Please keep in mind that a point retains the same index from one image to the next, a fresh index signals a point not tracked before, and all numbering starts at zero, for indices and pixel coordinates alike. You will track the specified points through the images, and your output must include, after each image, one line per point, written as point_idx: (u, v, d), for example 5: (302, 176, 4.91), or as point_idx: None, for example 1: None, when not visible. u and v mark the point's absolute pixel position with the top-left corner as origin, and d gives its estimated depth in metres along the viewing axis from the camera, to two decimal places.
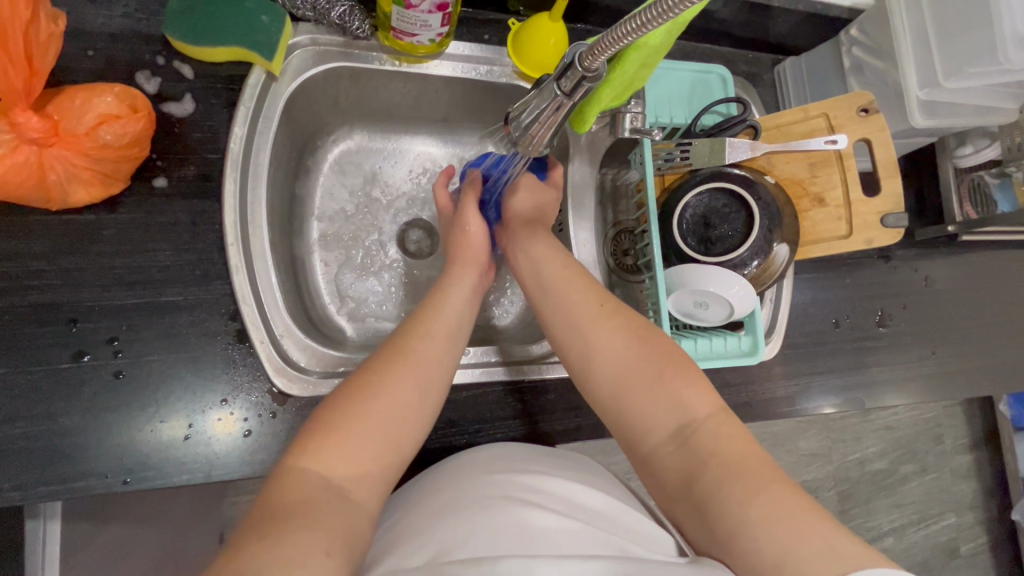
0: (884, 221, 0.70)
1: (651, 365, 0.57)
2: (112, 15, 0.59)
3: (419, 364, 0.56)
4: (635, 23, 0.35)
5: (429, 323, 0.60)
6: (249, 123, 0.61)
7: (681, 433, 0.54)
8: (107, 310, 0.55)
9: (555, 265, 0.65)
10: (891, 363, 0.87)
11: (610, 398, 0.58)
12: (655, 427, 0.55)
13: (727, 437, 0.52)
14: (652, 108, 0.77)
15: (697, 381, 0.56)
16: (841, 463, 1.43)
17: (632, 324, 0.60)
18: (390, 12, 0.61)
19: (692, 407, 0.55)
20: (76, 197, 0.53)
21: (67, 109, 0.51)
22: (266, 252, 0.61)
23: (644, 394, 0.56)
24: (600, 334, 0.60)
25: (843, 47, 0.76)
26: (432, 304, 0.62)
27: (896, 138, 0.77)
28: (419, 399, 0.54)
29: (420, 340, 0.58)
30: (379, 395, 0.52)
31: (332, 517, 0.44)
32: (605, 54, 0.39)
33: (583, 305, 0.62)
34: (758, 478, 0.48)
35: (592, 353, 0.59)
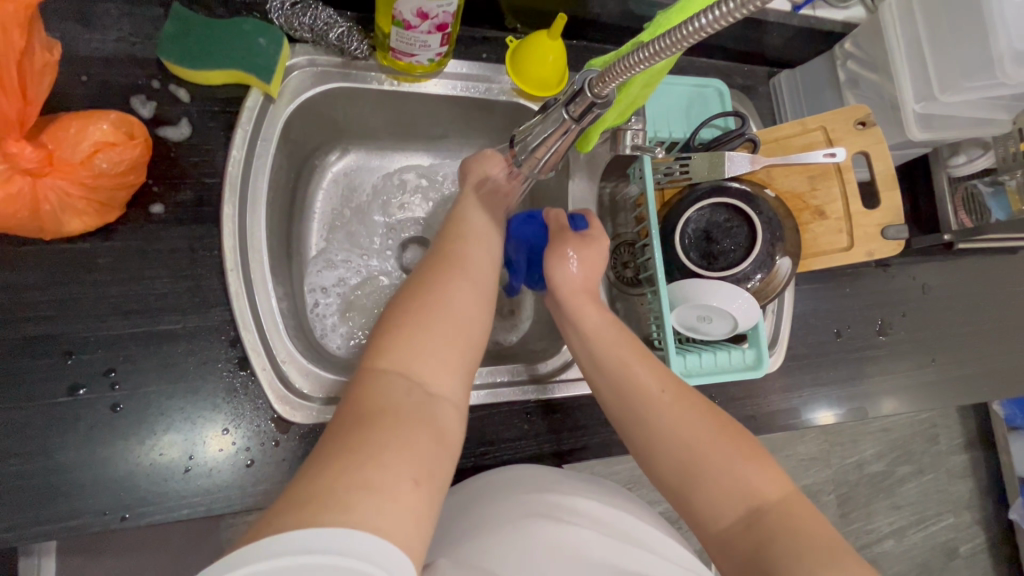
0: (884, 233, 0.70)
1: (717, 444, 0.53)
2: (106, 39, 0.58)
3: (466, 267, 0.56)
4: (647, 52, 0.35)
5: (465, 235, 0.59)
6: (247, 146, 0.61)
7: (753, 513, 0.50)
8: (103, 341, 0.54)
9: (607, 333, 0.60)
10: (892, 370, 0.87)
11: (677, 476, 0.54)
12: (724, 509, 0.51)
13: (802, 519, 0.50)
14: (652, 123, 0.77)
15: (766, 463, 0.53)
16: (840, 466, 1.43)
17: (694, 398, 0.57)
18: (389, 33, 0.61)
19: (762, 489, 0.51)
20: (70, 226, 0.52)
21: (61, 138, 0.49)
22: (267, 276, 0.60)
23: (712, 475, 0.52)
24: (664, 409, 0.56)
25: (838, 61, 0.76)
26: (458, 214, 0.62)
27: (893, 150, 0.78)
28: (473, 293, 0.54)
29: (464, 249, 0.58)
30: (441, 293, 0.52)
31: (419, 417, 0.43)
32: (616, 81, 0.39)
33: (643, 376, 0.57)
34: (831, 552, 0.46)
35: (655, 433, 0.55)
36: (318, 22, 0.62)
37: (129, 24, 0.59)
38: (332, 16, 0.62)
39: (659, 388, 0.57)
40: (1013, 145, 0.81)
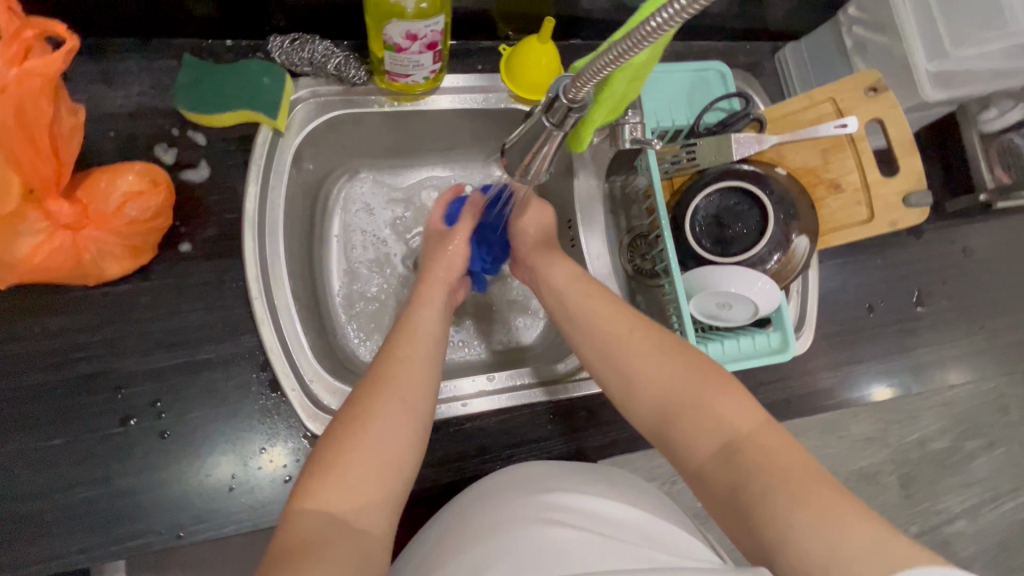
0: (906, 201, 0.67)
1: (686, 380, 0.53)
2: (128, 95, 0.63)
3: (404, 380, 0.53)
4: (622, 48, 0.33)
5: (408, 342, 0.57)
6: (262, 180, 0.64)
7: (726, 447, 0.48)
8: (148, 374, 0.58)
9: (577, 287, 0.63)
10: (935, 342, 0.83)
11: (653, 416, 0.54)
12: (696, 445, 0.50)
13: (775, 448, 0.47)
14: (652, 114, 0.77)
15: (738, 394, 0.51)
16: (899, 445, 1.34)
17: (662, 339, 0.57)
18: (382, 57, 0.63)
19: (733, 421, 0.49)
20: (110, 271, 0.56)
21: (94, 192, 0.54)
22: (289, 301, 0.63)
23: (681, 410, 0.52)
24: (634, 352, 0.56)
25: (842, 28, 0.74)
26: (407, 323, 0.59)
27: (912, 113, 0.74)
28: (409, 411, 0.51)
29: (404, 361, 0.55)
30: (371, 420, 0.49)
31: (345, 554, 0.42)
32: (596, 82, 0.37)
33: (610, 323, 0.59)
34: (803, 482, 0.44)
35: (624, 371, 0.56)
36: (317, 55, 0.65)
37: (148, 79, 0.63)
38: (330, 49, 0.66)
39: (627, 332, 0.58)
40: None
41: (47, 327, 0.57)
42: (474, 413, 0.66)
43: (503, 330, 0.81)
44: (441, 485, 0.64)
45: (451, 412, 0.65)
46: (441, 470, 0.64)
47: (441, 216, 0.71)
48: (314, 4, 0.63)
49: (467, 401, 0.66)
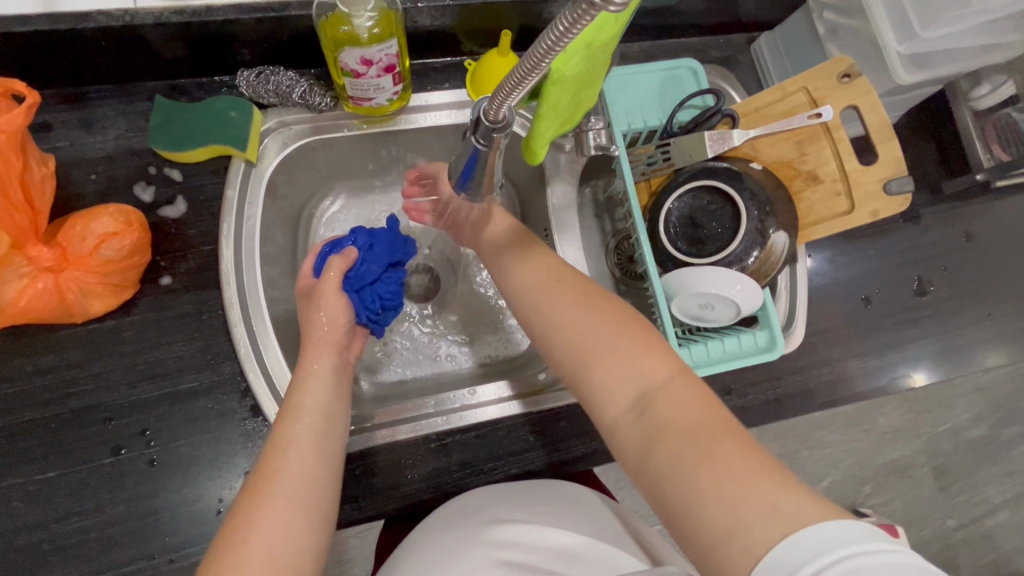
0: (886, 189, 0.65)
1: (604, 330, 0.50)
2: (107, 139, 0.66)
3: (287, 476, 0.47)
4: (531, 63, 0.31)
5: (290, 424, 0.51)
6: (236, 212, 0.66)
7: (641, 398, 0.46)
8: (135, 405, 0.61)
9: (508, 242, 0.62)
10: (939, 332, 0.80)
11: (572, 366, 0.51)
12: (612, 397, 0.47)
13: (687, 398, 0.44)
14: (624, 116, 0.74)
15: (654, 344, 0.49)
16: (932, 436, 1.21)
17: (583, 291, 0.54)
18: (344, 84, 0.65)
19: (647, 373, 0.47)
20: (94, 309, 0.59)
21: (71, 235, 0.57)
22: (268, 327, 0.65)
23: (598, 360, 0.49)
24: (555, 304, 0.54)
25: (814, 15, 0.71)
26: (292, 403, 0.53)
27: (893, 96, 0.72)
28: (298, 514, 0.45)
29: (286, 451, 0.48)
30: (255, 525, 0.43)
31: None
32: (515, 98, 0.35)
33: (537, 275, 0.57)
34: (714, 436, 0.41)
35: (548, 329, 0.54)
36: (281, 85, 0.67)
37: (125, 122, 0.66)
38: (294, 78, 0.67)
39: (550, 283, 0.56)
40: None
41: (40, 365, 0.60)
42: (457, 427, 0.66)
43: (490, 341, 0.80)
44: (423, 500, 0.65)
45: (433, 427, 0.66)
46: (426, 485, 0.65)
47: (313, 266, 0.63)
48: (277, 37, 0.64)
49: (450, 415, 0.67)
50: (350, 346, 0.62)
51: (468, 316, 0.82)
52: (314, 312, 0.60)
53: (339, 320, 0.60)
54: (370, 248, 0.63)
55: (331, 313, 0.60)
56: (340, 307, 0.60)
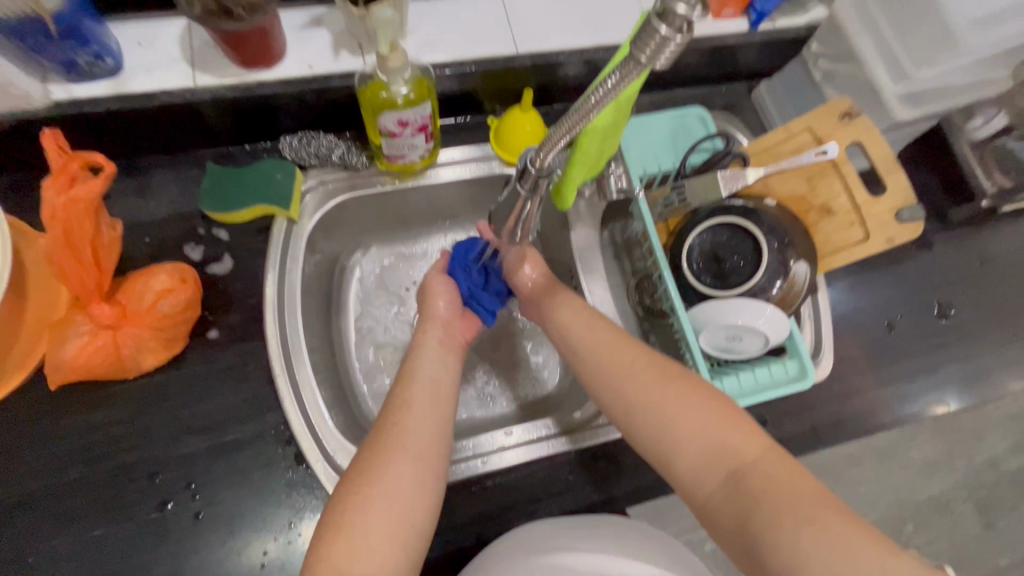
0: (898, 217, 0.68)
1: (687, 408, 0.52)
2: (160, 204, 0.70)
3: (410, 435, 0.52)
4: (579, 116, 0.35)
5: (407, 389, 0.55)
6: (279, 265, 0.70)
7: (732, 476, 0.48)
8: (182, 458, 0.62)
9: (576, 319, 0.62)
10: (966, 355, 0.81)
11: (653, 444, 0.53)
12: (701, 475, 0.50)
13: (782, 476, 0.47)
14: (639, 162, 0.79)
15: (737, 419, 0.51)
16: None
17: (663, 368, 0.56)
18: (380, 144, 0.70)
19: (735, 447, 0.49)
20: (146, 363, 0.62)
21: (131, 293, 0.60)
22: (310, 377, 0.67)
23: (684, 436, 0.51)
24: (634, 385, 0.55)
25: (808, 63, 0.77)
26: (405, 374, 0.57)
27: (893, 133, 0.76)
28: (415, 474, 0.49)
29: (405, 413, 0.53)
30: (371, 486, 0.48)
31: None
32: (559, 147, 0.39)
33: (614, 354, 0.58)
34: (810, 509, 0.44)
35: (629, 403, 0.55)
36: (322, 149, 0.72)
37: (177, 188, 0.71)
38: (333, 142, 0.73)
39: (627, 363, 0.57)
40: None
41: (89, 421, 0.61)
42: (498, 468, 0.67)
43: (520, 382, 0.81)
44: (466, 548, 0.64)
45: (472, 471, 0.66)
46: (468, 531, 0.64)
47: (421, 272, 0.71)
48: (319, 106, 0.70)
49: (487, 458, 0.67)
50: (456, 326, 0.65)
51: (496, 355, 0.83)
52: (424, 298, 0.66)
53: (443, 301, 0.65)
54: (463, 252, 0.69)
55: (435, 296, 0.66)
56: (444, 287, 0.67)
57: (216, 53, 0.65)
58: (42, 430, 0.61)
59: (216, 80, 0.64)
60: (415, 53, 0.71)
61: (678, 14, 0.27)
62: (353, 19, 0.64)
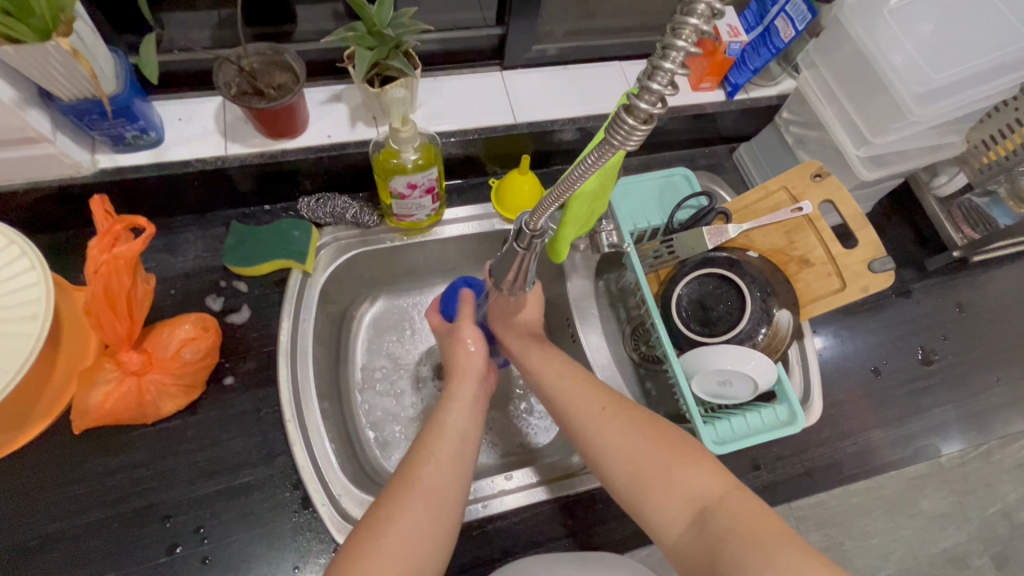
0: (871, 268, 0.72)
1: (654, 452, 0.55)
2: (187, 259, 0.76)
3: (431, 490, 0.53)
4: (566, 184, 0.40)
5: (436, 443, 0.57)
6: (293, 314, 0.74)
7: (701, 516, 0.51)
8: (192, 501, 0.64)
9: (550, 368, 0.64)
10: (951, 400, 0.83)
11: (623, 488, 0.56)
12: (672, 517, 0.53)
13: (745, 515, 0.49)
14: (629, 218, 0.85)
15: (704, 462, 0.54)
16: (982, 519, 1.15)
17: (632, 415, 0.59)
18: (390, 204, 0.76)
19: (704, 489, 0.52)
20: (165, 408, 0.65)
21: (157, 342, 0.65)
22: (318, 421, 0.69)
23: (655, 481, 0.54)
24: (603, 432, 0.58)
25: (781, 129, 0.85)
26: (435, 424, 0.60)
27: (862, 190, 0.83)
28: (431, 528, 0.51)
29: (427, 468, 0.55)
30: (391, 524, 0.50)
31: None
32: (552, 211, 0.44)
33: (584, 400, 0.61)
34: (772, 543, 0.46)
35: (601, 451, 0.58)
36: (337, 208, 0.78)
37: (203, 245, 0.77)
38: (347, 202, 0.79)
39: (594, 411, 0.60)
40: (983, 155, 0.78)
41: (108, 465, 0.64)
42: (499, 513, 0.68)
43: (513, 436, 0.82)
44: None
45: (473, 514, 0.67)
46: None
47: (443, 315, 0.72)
48: (335, 170, 0.78)
49: (488, 501, 0.68)
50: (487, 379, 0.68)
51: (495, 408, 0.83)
52: (457, 346, 0.67)
53: (479, 353, 0.67)
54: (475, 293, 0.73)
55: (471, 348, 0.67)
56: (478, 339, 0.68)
57: (246, 125, 0.73)
58: (63, 474, 0.63)
59: (245, 149, 0.72)
60: (423, 122, 0.78)
61: (642, 109, 0.32)
62: (366, 96, 0.71)
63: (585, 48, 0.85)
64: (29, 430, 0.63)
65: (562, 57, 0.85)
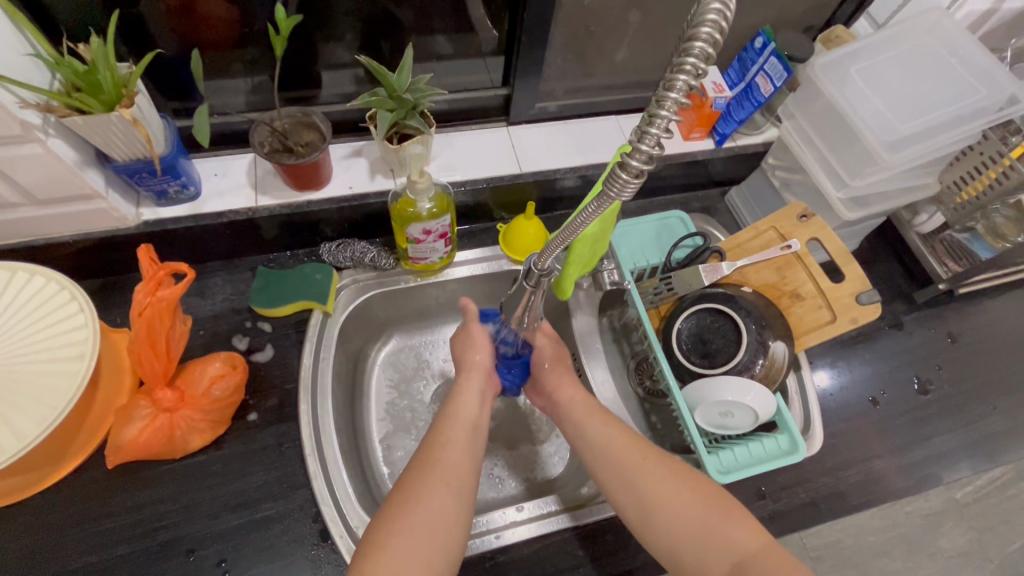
0: (858, 300, 0.77)
1: (692, 504, 0.58)
2: (215, 301, 0.81)
3: (449, 467, 0.58)
4: (572, 227, 0.45)
5: (449, 427, 0.62)
6: (314, 352, 0.78)
7: (736, 569, 0.53)
8: (215, 535, 0.67)
9: (591, 417, 0.67)
10: (950, 429, 0.86)
11: (658, 536, 0.58)
12: (707, 570, 0.55)
13: (781, 570, 0.52)
14: (629, 257, 0.90)
15: (743, 518, 0.56)
16: (1006, 559, 1.11)
17: (670, 465, 0.62)
18: (406, 248, 0.82)
19: (742, 545, 0.54)
20: (193, 443, 0.69)
21: (189, 379, 0.69)
22: (337, 454, 0.72)
23: (694, 534, 0.56)
24: (643, 480, 0.60)
25: (768, 173, 0.92)
26: (449, 409, 0.65)
27: (847, 228, 0.88)
28: (452, 503, 0.55)
29: (444, 448, 0.60)
30: (419, 503, 0.54)
31: None
32: (559, 251, 0.49)
33: (623, 447, 0.63)
34: None
35: (641, 500, 0.60)
36: (356, 253, 0.83)
37: (231, 288, 0.83)
38: (365, 247, 0.84)
39: (636, 460, 0.62)
40: (956, 196, 0.84)
41: (136, 500, 0.67)
42: (511, 544, 0.70)
43: (524, 467, 0.84)
44: None
45: (486, 545, 0.69)
46: None
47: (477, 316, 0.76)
48: (356, 218, 0.84)
49: (500, 532, 0.70)
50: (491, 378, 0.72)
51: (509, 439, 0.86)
52: (466, 346, 0.72)
53: (486, 353, 0.72)
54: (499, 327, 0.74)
55: (477, 348, 0.72)
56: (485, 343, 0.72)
57: (276, 179, 0.80)
58: (93, 508, 0.66)
59: (274, 200, 0.78)
60: (437, 173, 0.85)
61: (633, 165, 0.38)
62: (385, 152, 0.78)
63: (583, 104, 0.93)
64: (64, 465, 0.67)
65: (562, 112, 0.93)
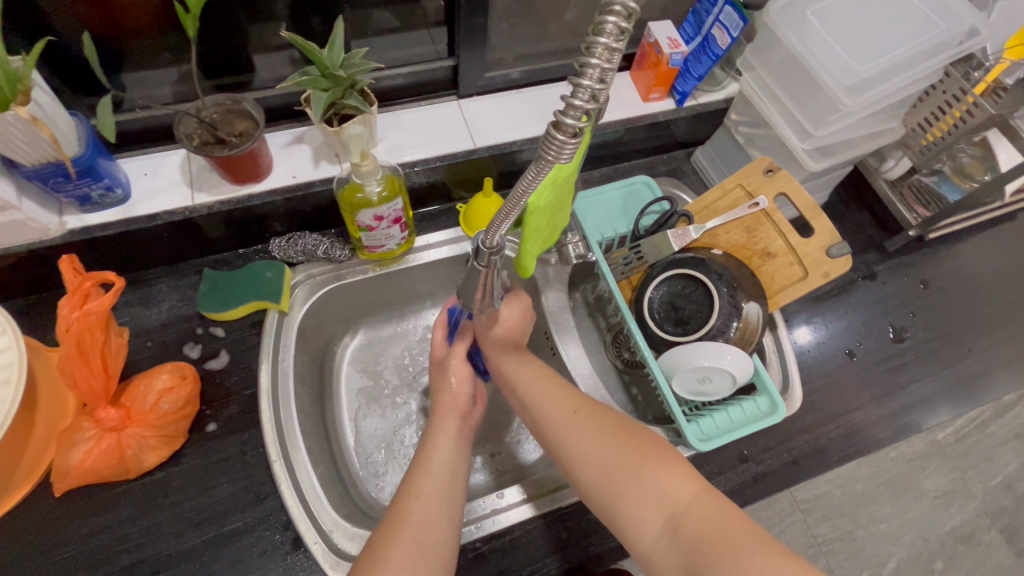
0: (829, 253, 0.75)
1: (625, 455, 0.56)
2: (162, 310, 0.77)
3: (440, 462, 0.59)
4: (514, 201, 0.41)
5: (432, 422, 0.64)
6: (272, 355, 0.74)
7: (671, 520, 0.51)
8: (181, 553, 0.63)
9: (525, 375, 0.66)
10: (926, 374, 0.85)
11: (595, 493, 0.56)
12: (645, 522, 0.52)
13: (716, 515, 0.49)
14: (595, 228, 0.86)
15: (678, 466, 0.54)
16: (986, 493, 1.13)
17: (605, 419, 0.60)
18: (360, 237, 0.77)
19: (675, 493, 0.52)
20: (148, 461, 0.65)
21: (134, 395, 0.65)
22: (305, 458, 0.69)
23: (626, 486, 0.54)
24: (577, 436, 0.59)
25: (732, 129, 0.89)
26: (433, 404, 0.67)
27: (815, 179, 0.86)
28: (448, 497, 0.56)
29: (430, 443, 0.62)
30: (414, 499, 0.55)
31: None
32: (505, 227, 0.45)
33: (557, 407, 0.62)
34: (742, 541, 0.47)
35: (574, 456, 0.58)
36: (308, 246, 0.79)
37: (176, 295, 0.78)
38: (318, 239, 0.80)
39: (569, 415, 0.61)
40: (921, 138, 0.82)
41: (92, 525, 0.64)
42: (495, 532, 0.68)
43: (498, 455, 0.82)
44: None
45: (467, 537, 0.67)
46: None
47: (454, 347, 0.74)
48: (304, 209, 0.79)
49: (482, 522, 0.68)
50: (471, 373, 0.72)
51: (483, 427, 0.84)
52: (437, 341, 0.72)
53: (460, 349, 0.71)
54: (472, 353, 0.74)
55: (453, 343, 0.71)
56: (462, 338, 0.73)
57: (212, 174, 0.74)
58: (46, 539, 0.63)
59: (212, 197, 0.73)
60: (386, 156, 0.81)
61: (568, 123, 0.34)
62: (326, 136, 0.73)
63: (537, 71, 0.89)
64: (8, 498, 0.63)
65: (515, 81, 0.88)
